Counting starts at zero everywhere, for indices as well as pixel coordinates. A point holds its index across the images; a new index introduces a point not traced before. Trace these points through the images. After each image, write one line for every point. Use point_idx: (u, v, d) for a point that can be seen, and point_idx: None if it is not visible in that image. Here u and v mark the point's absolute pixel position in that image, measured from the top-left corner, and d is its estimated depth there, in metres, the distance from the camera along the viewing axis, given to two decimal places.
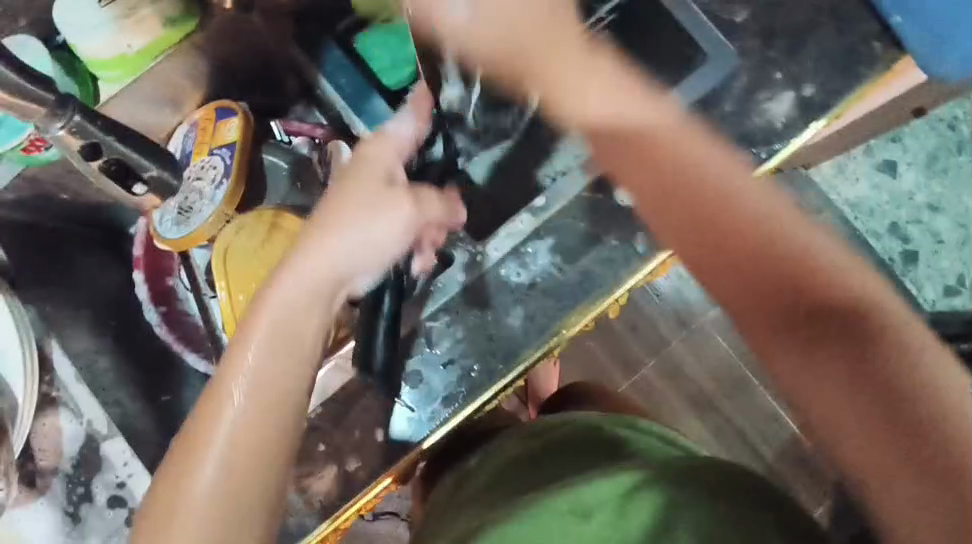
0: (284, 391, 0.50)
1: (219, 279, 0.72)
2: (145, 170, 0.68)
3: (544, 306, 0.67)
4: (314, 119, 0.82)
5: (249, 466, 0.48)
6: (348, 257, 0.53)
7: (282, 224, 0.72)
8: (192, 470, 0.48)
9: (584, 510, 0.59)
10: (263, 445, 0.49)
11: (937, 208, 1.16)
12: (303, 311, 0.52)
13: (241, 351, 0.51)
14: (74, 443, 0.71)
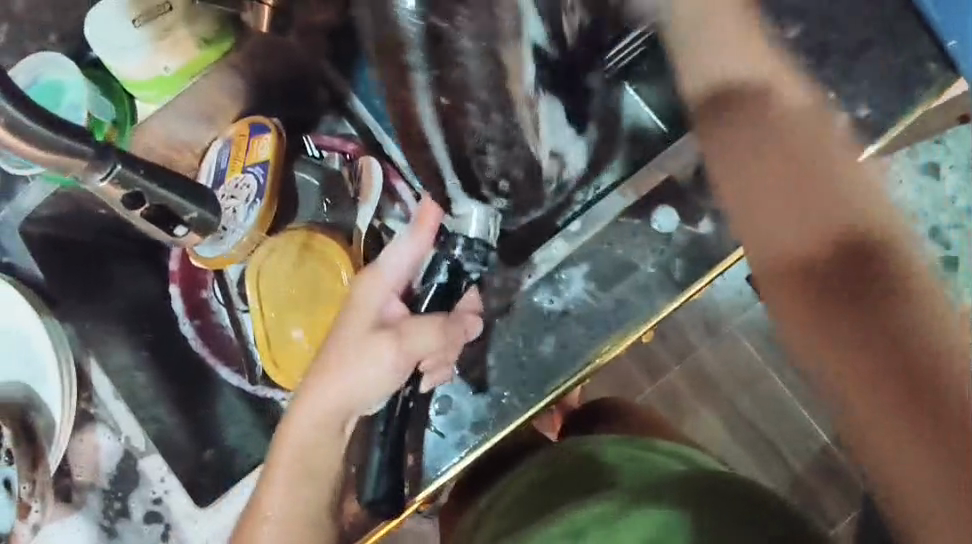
0: (308, 506, 0.62)
1: (251, 298, 0.74)
2: (188, 211, 0.66)
3: (576, 333, 0.66)
4: (344, 130, 0.79)
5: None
6: (366, 378, 0.60)
7: (314, 245, 0.74)
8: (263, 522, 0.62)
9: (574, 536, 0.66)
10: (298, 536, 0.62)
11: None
12: (312, 448, 0.62)
13: (269, 484, 0.62)
14: (112, 459, 0.74)
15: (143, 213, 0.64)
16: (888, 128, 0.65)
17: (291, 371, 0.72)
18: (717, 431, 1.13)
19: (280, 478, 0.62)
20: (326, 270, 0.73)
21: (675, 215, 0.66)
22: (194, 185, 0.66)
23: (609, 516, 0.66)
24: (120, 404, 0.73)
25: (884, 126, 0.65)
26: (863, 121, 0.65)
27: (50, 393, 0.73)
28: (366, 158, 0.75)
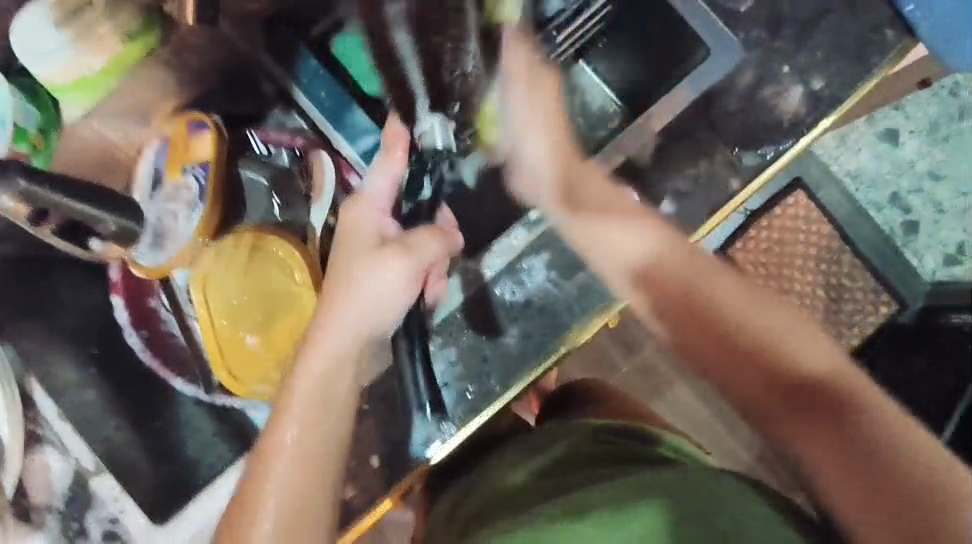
0: (323, 455, 0.56)
1: (199, 306, 0.71)
2: (101, 222, 0.66)
3: (539, 323, 0.65)
4: (293, 123, 0.75)
5: (303, 524, 0.55)
6: (363, 310, 0.57)
7: (263, 246, 0.70)
8: (253, 517, 0.55)
9: (577, 511, 0.58)
10: (309, 506, 0.56)
11: (940, 176, 1.12)
12: (330, 379, 0.57)
13: (279, 431, 0.56)
14: (64, 480, 0.71)
15: (52, 227, 0.65)
16: (842, 99, 0.65)
17: (247, 380, 0.70)
18: (691, 404, 1.14)
19: (284, 454, 0.56)
20: (281, 273, 0.70)
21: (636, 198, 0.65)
22: (120, 200, 0.68)
23: (616, 493, 0.57)
24: (66, 424, 0.72)
25: (838, 98, 0.65)
26: (817, 94, 0.65)
27: None
28: (319, 154, 0.72)
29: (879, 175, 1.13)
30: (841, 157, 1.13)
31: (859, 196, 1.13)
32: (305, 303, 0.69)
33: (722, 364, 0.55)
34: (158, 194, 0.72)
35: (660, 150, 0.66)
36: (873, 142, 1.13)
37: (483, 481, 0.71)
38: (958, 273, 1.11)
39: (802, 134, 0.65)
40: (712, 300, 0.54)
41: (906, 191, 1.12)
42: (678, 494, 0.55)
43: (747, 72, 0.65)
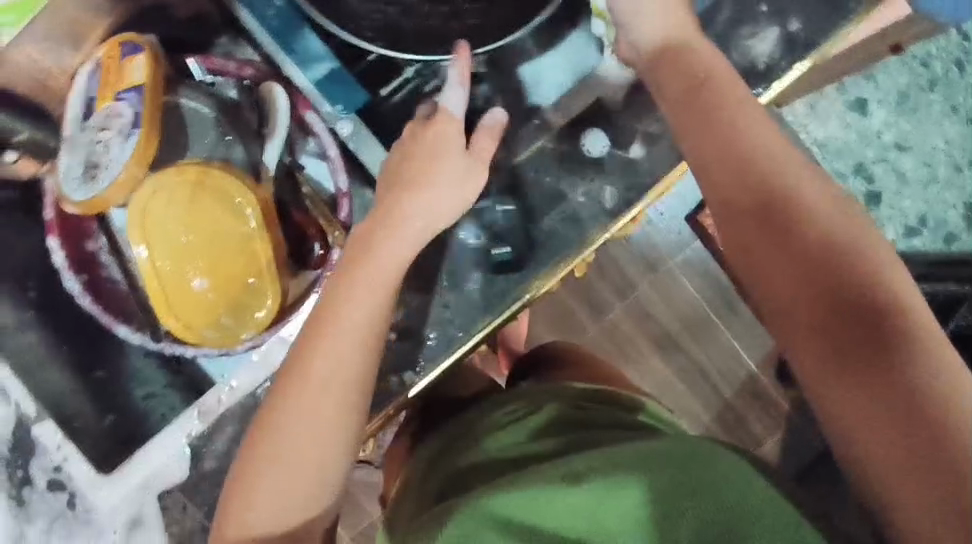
0: (371, 330, 0.54)
1: (137, 244, 0.65)
2: (15, 132, 0.70)
3: (504, 269, 0.62)
4: (242, 54, 0.71)
5: (341, 408, 0.53)
6: (433, 203, 0.56)
7: (208, 183, 0.65)
8: (300, 389, 0.53)
9: (575, 474, 0.55)
10: (351, 388, 0.53)
11: (905, 147, 1.14)
12: (396, 253, 0.55)
13: (342, 299, 0.54)
14: (5, 428, 0.68)
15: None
16: (818, 43, 0.63)
17: (195, 324, 0.66)
18: (655, 365, 1.14)
19: (337, 332, 0.53)
20: (227, 210, 0.65)
21: (608, 139, 0.62)
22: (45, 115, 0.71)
23: (617, 458, 0.56)
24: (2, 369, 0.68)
25: (814, 43, 0.63)
26: (794, 37, 0.63)
27: None
28: (268, 83, 0.67)
29: (846, 144, 1.13)
30: (810, 124, 1.13)
31: (825, 164, 1.13)
32: (253, 243, 0.65)
33: (775, 257, 0.49)
34: (89, 122, 0.66)
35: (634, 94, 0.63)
36: (842, 110, 1.13)
37: (467, 448, 0.68)
38: (917, 245, 1.12)
39: (777, 78, 0.63)
40: (765, 195, 0.50)
41: (871, 160, 1.13)
42: (652, 477, 0.54)
43: (725, 10, 0.63)
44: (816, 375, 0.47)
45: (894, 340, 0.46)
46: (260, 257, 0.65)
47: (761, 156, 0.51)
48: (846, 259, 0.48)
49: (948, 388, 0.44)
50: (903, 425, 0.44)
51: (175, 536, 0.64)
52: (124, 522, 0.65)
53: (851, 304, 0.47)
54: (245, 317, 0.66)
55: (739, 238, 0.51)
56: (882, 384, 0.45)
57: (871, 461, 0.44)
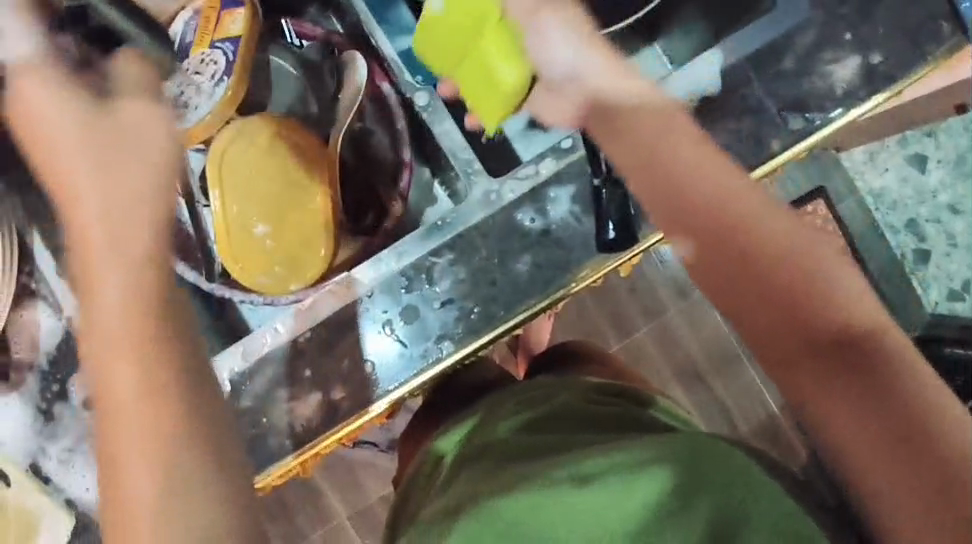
0: (103, 326, 0.48)
1: (213, 184, 0.68)
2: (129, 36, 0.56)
3: (553, 255, 0.64)
4: (328, 24, 0.74)
5: (141, 377, 0.47)
6: (54, 131, 0.49)
7: (289, 134, 0.68)
8: (106, 370, 0.48)
9: (583, 477, 0.53)
10: (131, 388, 0.47)
11: (960, 209, 1.12)
12: (101, 190, 0.48)
13: (82, 207, 0.48)
14: (51, 341, 0.70)
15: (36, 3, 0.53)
16: (897, 79, 0.63)
17: (249, 269, 0.68)
18: (675, 391, 1.14)
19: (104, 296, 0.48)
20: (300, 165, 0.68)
21: None
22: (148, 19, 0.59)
23: (632, 461, 0.53)
24: (60, 283, 0.71)
25: (894, 77, 0.63)
26: (873, 70, 0.63)
27: None
28: (352, 53, 0.70)
29: (900, 198, 1.12)
30: (867, 173, 1.11)
31: (878, 215, 1.12)
32: (317, 199, 0.68)
33: (749, 301, 0.50)
34: (182, 65, 0.69)
35: (704, 109, 0.64)
36: (901, 164, 1.11)
37: (481, 432, 0.68)
38: (959, 310, 1.10)
39: (850, 106, 0.63)
40: (738, 232, 0.50)
41: (925, 218, 1.12)
42: (687, 468, 0.52)
43: (809, 33, 0.64)
44: (809, 406, 0.49)
45: (882, 366, 0.47)
46: (321, 213, 0.68)
47: (724, 194, 0.51)
48: (822, 296, 0.49)
49: (939, 402, 0.46)
50: (903, 449, 0.45)
51: None
52: None
53: (830, 342, 0.48)
54: (304, 268, 0.68)
55: (717, 286, 0.51)
56: (867, 413, 0.46)
57: (876, 487, 0.46)
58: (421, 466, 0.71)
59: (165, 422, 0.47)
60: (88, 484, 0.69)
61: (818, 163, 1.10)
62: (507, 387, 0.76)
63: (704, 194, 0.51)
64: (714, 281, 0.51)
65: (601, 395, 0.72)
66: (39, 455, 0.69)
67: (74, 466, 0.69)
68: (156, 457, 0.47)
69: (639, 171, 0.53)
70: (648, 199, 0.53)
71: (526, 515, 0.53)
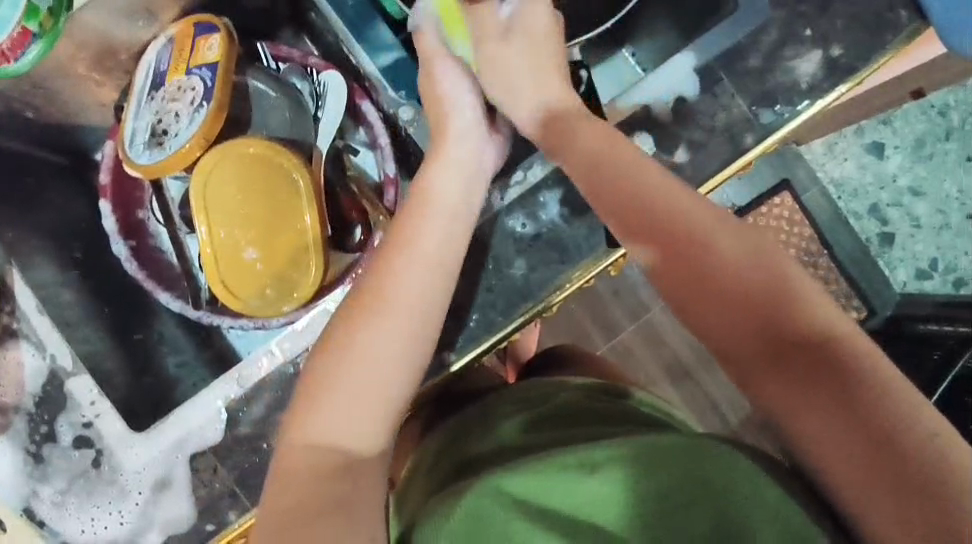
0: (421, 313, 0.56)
1: (198, 213, 0.68)
2: None
3: (545, 258, 0.64)
4: (303, 48, 0.78)
5: (400, 372, 0.54)
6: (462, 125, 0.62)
7: (271, 156, 0.67)
8: (357, 351, 0.54)
9: (590, 463, 0.52)
10: (401, 364, 0.54)
11: (919, 193, 1.16)
12: (467, 163, 0.61)
13: (407, 231, 0.58)
14: (37, 381, 0.68)
15: None
16: (857, 70, 0.66)
17: (242, 293, 0.68)
18: (663, 388, 1.15)
19: (403, 275, 0.56)
20: (283, 183, 0.67)
21: (654, 140, 0.67)
22: None
23: (622, 454, 0.52)
24: (44, 319, 0.68)
25: (854, 67, 0.66)
26: (835, 62, 0.66)
27: None
28: (330, 72, 0.71)
29: (863, 186, 1.16)
30: (828, 164, 1.16)
31: (842, 204, 1.16)
32: (304, 220, 0.67)
33: (712, 305, 0.53)
34: (159, 94, 0.70)
35: (678, 108, 0.66)
36: (860, 152, 1.16)
37: (477, 436, 0.66)
38: (927, 288, 1.15)
39: (815, 98, 0.66)
40: (694, 242, 0.54)
41: (886, 203, 1.16)
42: (649, 471, 0.51)
43: (771, 31, 0.66)
44: (785, 409, 0.50)
45: (840, 369, 0.49)
46: (308, 234, 0.67)
47: (681, 211, 0.54)
48: (779, 301, 0.52)
49: (908, 406, 0.47)
50: (876, 449, 0.46)
51: (201, 500, 0.64)
52: (150, 483, 0.65)
53: (785, 342, 0.51)
54: (292, 293, 0.67)
55: (677, 290, 0.54)
56: (841, 417, 0.47)
57: (841, 480, 0.47)
58: (414, 470, 0.69)
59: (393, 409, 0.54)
60: (83, 525, 0.66)
61: (782, 157, 1.13)
62: (504, 389, 0.75)
63: (663, 204, 0.55)
64: (665, 281, 0.55)
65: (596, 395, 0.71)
66: (32, 498, 0.66)
67: (67, 508, 0.66)
68: (388, 350, 0.54)
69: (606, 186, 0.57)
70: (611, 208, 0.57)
71: (528, 496, 0.51)
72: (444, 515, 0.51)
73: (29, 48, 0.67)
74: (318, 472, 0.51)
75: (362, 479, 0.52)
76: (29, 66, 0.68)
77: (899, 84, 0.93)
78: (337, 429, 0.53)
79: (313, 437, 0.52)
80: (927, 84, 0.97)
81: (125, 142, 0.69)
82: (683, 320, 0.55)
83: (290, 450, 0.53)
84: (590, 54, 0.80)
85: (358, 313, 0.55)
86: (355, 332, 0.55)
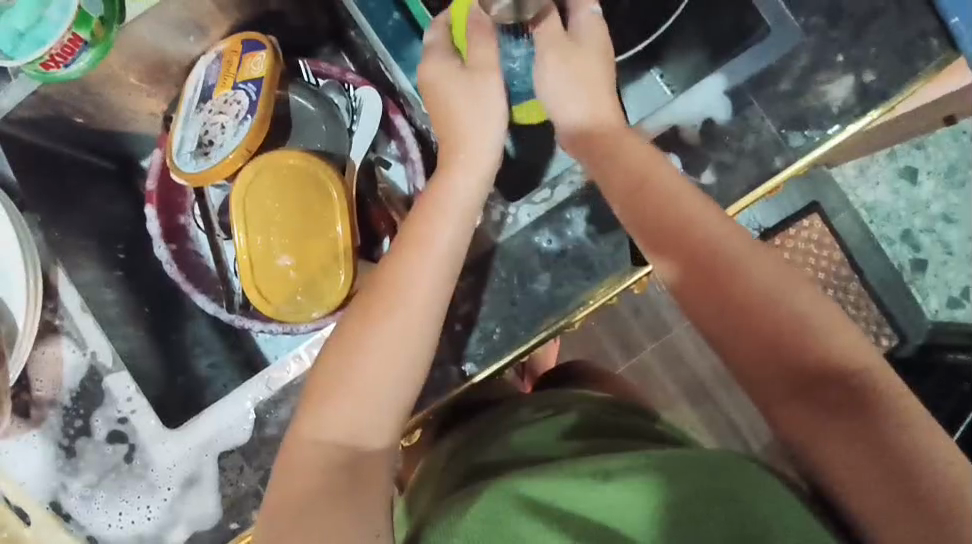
0: (425, 301, 0.57)
1: (236, 219, 0.71)
2: None
3: (570, 274, 0.65)
4: (341, 63, 0.82)
5: (402, 358, 0.56)
6: (472, 117, 0.63)
7: (308, 167, 0.70)
8: (361, 340, 0.56)
9: (605, 472, 0.53)
10: (404, 351, 0.56)
11: (953, 220, 1.14)
12: (475, 155, 0.62)
13: (417, 224, 0.60)
14: (75, 376, 0.71)
15: None
16: (890, 95, 0.66)
17: (274, 299, 0.70)
18: (683, 408, 1.14)
19: (405, 265, 0.58)
20: (318, 193, 0.70)
21: (682, 162, 0.67)
22: None
23: (632, 464, 0.53)
24: (86, 317, 0.71)
25: (887, 93, 0.66)
26: (867, 87, 0.66)
27: (15, 297, 0.69)
28: (366, 88, 0.74)
29: (893, 211, 1.15)
30: (858, 188, 1.15)
31: (873, 228, 1.14)
32: (336, 229, 0.69)
33: (744, 336, 0.54)
34: (207, 106, 0.73)
35: (707, 129, 0.67)
36: (890, 177, 1.15)
37: (493, 442, 0.67)
38: (959, 317, 1.13)
39: (847, 122, 0.66)
40: (726, 272, 0.55)
41: (918, 229, 1.14)
42: (673, 479, 0.51)
43: (802, 57, 0.67)
44: (816, 442, 0.51)
45: (860, 399, 0.50)
46: (339, 244, 0.69)
47: (716, 245, 0.56)
48: (805, 332, 0.53)
49: (923, 436, 0.48)
50: (896, 479, 0.47)
51: (228, 498, 0.66)
52: (178, 480, 0.67)
53: (810, 371, 0.52)
54: (322, 300, 0.69)
55: (710, 318, 0.55)
56: (864, 448, 0.49)
57: (852, 501, 0.48)
58: (427, 473, 0.70)
59: (395, 395, 0.55)
60: (110, 520, 0.68)
61: (811, 179, 1.12)
62: (520, 397, 0.76)
63: (698, 236, 0.56)
64: (698, 309, 0.56)
65: (615, 408, 0.71)
66: (61, 491, 0.69)
67: (95, 502, 0.68)
68: (390, 337, 0.56)
69: (639, 209, 0.58)
70: (643, 228, 0.58)
71: (542, 503, 0.51)
72: (461, 515, 0.52)
73: (80, 55, 0.70)
74: (329, 464, 0.53)
75: (367, 471, 0.54)
76: (78, 72, 0.72)
77: (933, 110, 0.92)
78: (342, 416, 0.55)
79: (319, 424, 0.55)
80: (960, 110, 0.96)
81: (172, 152, 0.72)
82: (715, 347, 0.56)
83: (296, 441, 0.55)
84: (621, 75, 0.81)
85: (367, 308, 0.57)
86: (361, 321, 0.57)
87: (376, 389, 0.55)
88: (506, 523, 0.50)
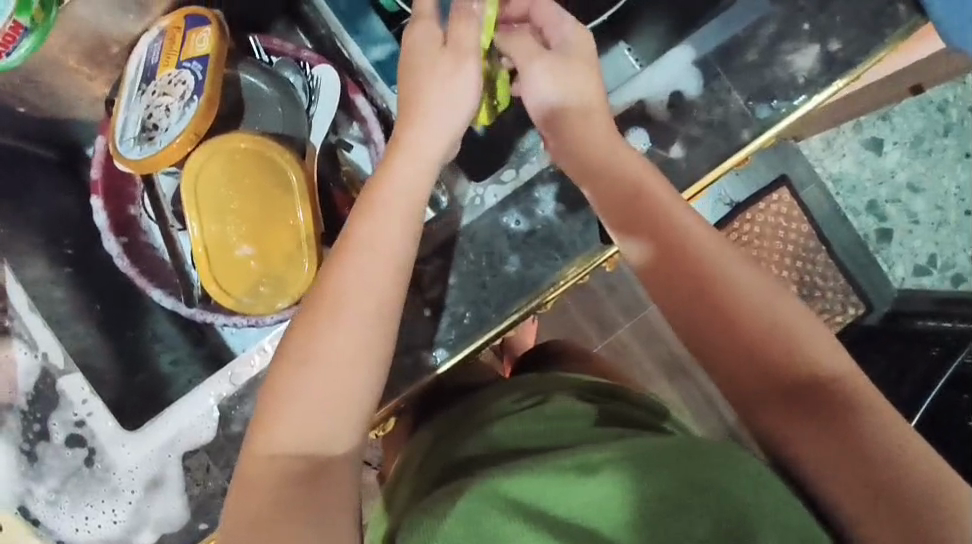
0: (384, 288, 0.55)
1: (188, 210, 0.67)
2: None
3: (539, 255, 0.64)
4: (296, 40, 0.78)
5: (358, 350, 0.54)
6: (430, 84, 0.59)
7: (260, 151, 0.66)
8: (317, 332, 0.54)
9: (588, 466, 0.52)
10: (363, 341, 0.54)
11: (918, 189, 1.15)
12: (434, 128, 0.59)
13: (371, 207, 0.57)
14: (28, 379, 0.68)
15: None
16: (856, 64, 0.65)
17: (235, 291, 0.68)
18: (660, 384, 1.15)
19: (359, 251, 0.56)
20: (276, 180, 0.67)
21: (650, 137, 0.66)
22: None
23: (612, 456, 0.52)
24: (34, 317, 0.69)
25: (852, 62, 0.65)
26: (833, 57, 0.65)
27: None
28: (321, 66, 0.72)
29: (859, 182, 1.16)
30: (825, 159, 1.15)
31: (840, 200, 1.15)
32: (296, 216, 0.66)
33: (720, 339, 0.54)
34: (150, 87, 0.69)
35: (675, 103, 0.66)
36: (857, 148, 1.15)
37: (471, 436, 0.66)
38: (926, 284, 1.15)
39: (814, 93, 0.65)
40: (703, 275, 0.56)
41: (884, 200, 1.16)
42: (649, 467, 0.51)
43: (769, 26, 0.66)
44: (791, 441, 0.52)
45: (825, 394, 0.52)
46: (301, 232, 0.66)
47: (695, 247, 0.56)
48: (776, 337, 0.53)
49: (892, 429, 0.49)
50: (864, 474, 0.48)
51: (195, 499, 0.64)
52: (143, 482, 0.65)
53: (781, 374, 0.53)
54: (285, 290, 0.67)
55: (686, 324, 0.56)
56: (838, 449, 0.49)
57: (828, 494, 0.49)
58: (405, 466, 0.69)
59: (355, 388, 0.54)
60: (77, 524, 0.65)
61: (780, 152, 1.13)
62: (502, 383, 0.75)
63: (675, 242, 0.57)
64: (678, 317, 0.56)
65: (595, 393, 0.71)
66: (25, 497, 0.66)
67: (61, 507, 0.66)
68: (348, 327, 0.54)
69: (613, 208, 0.58)
70: (621, 231, 0.58)
71: (524, 501, 0.50)
72: (440, 518, 0.50)
73: (21, 42, 0.66)
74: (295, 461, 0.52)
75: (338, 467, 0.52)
76: (20, 60, 0.67)
77: (900, 78, 0.92)
78: (301, 413, 0.53)
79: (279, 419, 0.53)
80: (927, 80, 0.96)
81: (116, 137, 0.68)
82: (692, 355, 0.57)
83: (261, 443, 0.53)
84: None
85: (324, 302, 0.55)
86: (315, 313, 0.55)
87: (338, 393, 0.53)
88: (488, 525, 0.49)
